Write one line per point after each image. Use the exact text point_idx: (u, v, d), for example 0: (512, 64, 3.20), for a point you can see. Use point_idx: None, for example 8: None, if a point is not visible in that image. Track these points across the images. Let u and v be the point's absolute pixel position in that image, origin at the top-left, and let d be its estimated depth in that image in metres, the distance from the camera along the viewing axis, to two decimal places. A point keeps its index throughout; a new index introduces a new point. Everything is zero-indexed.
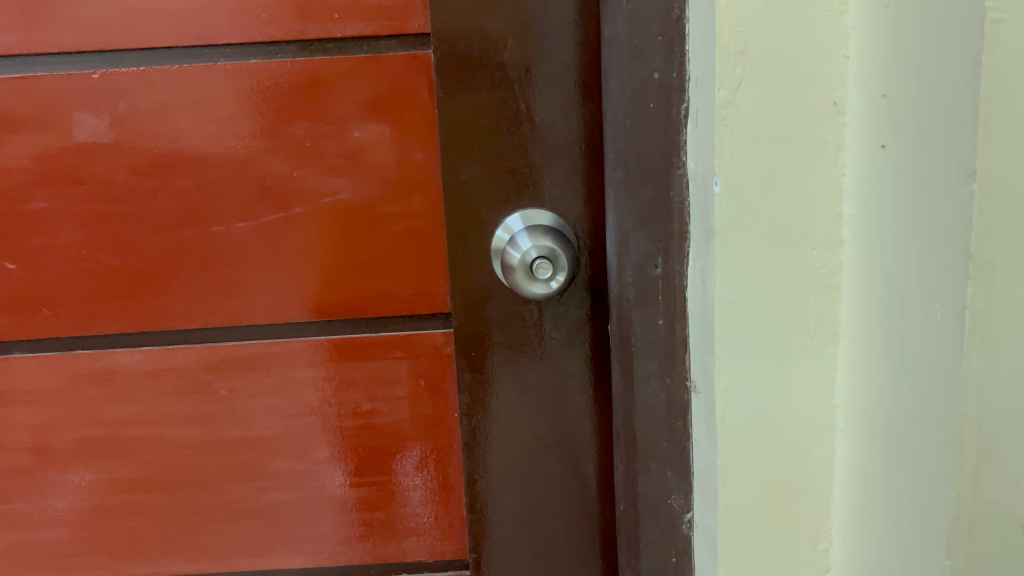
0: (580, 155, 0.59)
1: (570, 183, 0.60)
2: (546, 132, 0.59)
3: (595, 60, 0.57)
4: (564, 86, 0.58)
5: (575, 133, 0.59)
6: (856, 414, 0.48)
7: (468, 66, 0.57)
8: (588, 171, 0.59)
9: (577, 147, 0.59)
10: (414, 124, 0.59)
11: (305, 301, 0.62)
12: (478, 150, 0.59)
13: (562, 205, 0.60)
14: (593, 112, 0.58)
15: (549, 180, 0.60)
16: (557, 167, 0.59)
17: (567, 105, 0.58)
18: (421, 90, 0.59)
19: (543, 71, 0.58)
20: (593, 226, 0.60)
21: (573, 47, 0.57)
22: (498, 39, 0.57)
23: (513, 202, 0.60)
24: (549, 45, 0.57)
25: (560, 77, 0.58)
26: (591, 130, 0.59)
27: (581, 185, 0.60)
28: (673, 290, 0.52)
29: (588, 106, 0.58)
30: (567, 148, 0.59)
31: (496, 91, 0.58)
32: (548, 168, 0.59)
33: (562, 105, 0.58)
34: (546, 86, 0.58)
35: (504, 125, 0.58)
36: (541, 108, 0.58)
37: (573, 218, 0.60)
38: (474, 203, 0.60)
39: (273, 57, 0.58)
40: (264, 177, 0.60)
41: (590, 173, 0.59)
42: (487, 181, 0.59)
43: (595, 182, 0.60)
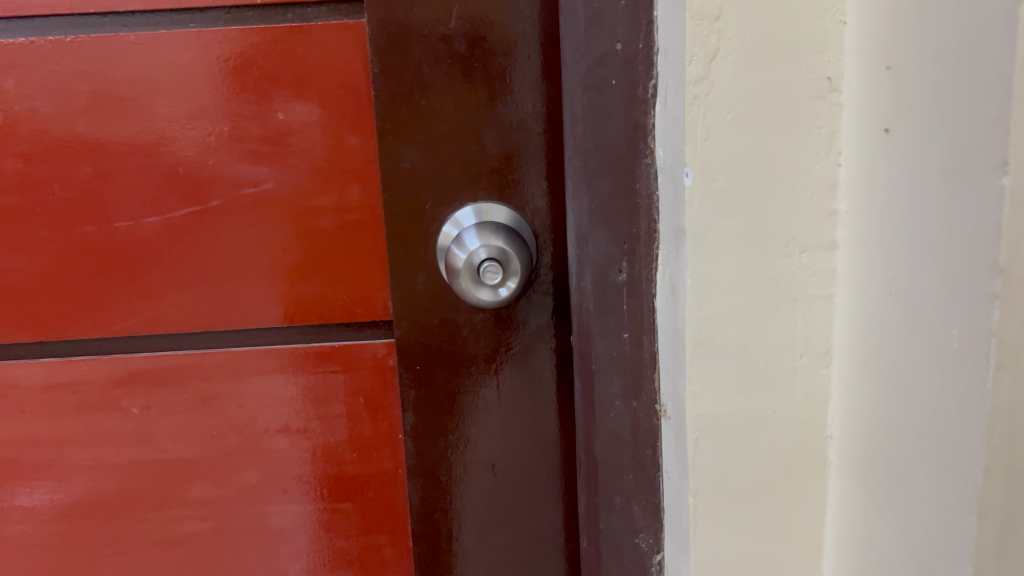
0: (538, 142, 0.52)
1: (526, 173, 0.52)
2: (499, 115, 0.51)
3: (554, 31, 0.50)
4: (518, 62, 0.50)
5: (533, 116, 0.51)
6: (853, 445, 0.40)
7: (407, 37, 0.49)
8: (547, 159, 0.52)
9: (534, 132, 0.52)
10: (347, 105, 0.52)
11: (226, 308, 0.55)
12: (421, 136, 0.51)
13: (517, 199, 0.53)
14: (553, 93, 0.51)
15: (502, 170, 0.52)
16: (512, 155, 0.52)
17: (521, 83, 0.51)
18: (355, 66, 0.51)
19: (494, 44, 0.50)
20: (554, 223, 0.53)
21: (529, 16, 0.49)
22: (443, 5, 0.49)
23: (462, 195, 0.52)
24: (501, 12, 0.49)
25: (513, 50, 0.50)
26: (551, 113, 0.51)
27: (540, 175, 0.52)
28: (640, 300, 0.45)
29: (546, 85, 0.51)
30: (524, 134, 0.52)
31: (441, 67, 0.50)
32: (501, 156, 0.52)
33: (517, 84, 0.51)
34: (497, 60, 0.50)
35: (450, 106, 0.51)
36: (493, 86, 0.51)
37: (531, 213, 0.53)
38: (416, 196, 0.52)
39: (184, 27, 0.50)
40: (175, 165, 0.52)
41: (550, 162, 0.52)
42: (431, 171, 0.52)
43: (555, 173, 0.52)
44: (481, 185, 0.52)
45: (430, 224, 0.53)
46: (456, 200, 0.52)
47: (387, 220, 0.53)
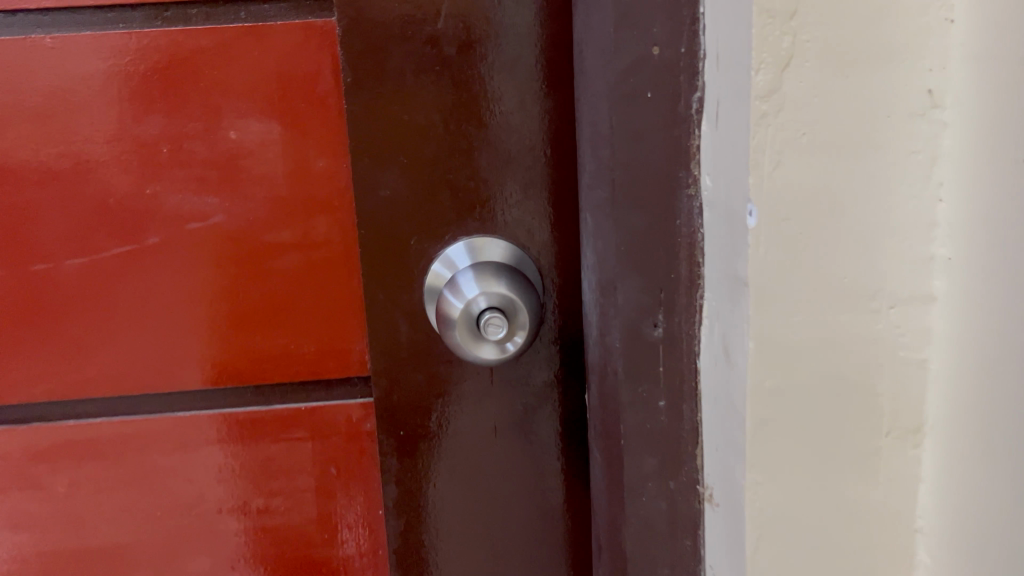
0: (545, 164, 0.43)
1: (528, 201, 0.44)
2: (496, 132, 0.43)
3: (563, 30, 0.41)
4: (520, 68, 0.42)
5: (538, 134, 0.43)
6: (957, 546, 0.33)
7: (385, 40, 0.41)
8: (554, 185, 0.44)
9: (539, 153, 0.43)
10: (313, 122, 0.43)
11: (170, 365, 0.46)
12: (403, 157, 0.43)
13: (519, 231, 0.44)
14: (562, 106, 0.42)
15: (501, 198, 0.44)
16: (513, 180, 0.44)
17: (524, 94, 0.42)
18: (323, 74, 0.42)
19: (491, 48, 0.41)
20: (563, 258, 0.45)
21: (533, 13, 0.41)
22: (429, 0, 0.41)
23: (453, 228, 0.44)
24: (499, 9, 0.41)
25: (514, 55, 0.42)
26: (559, 128, 0.43)
27: (547, 203, 0.44)
28: (679, 360, 0.37)
29: (554, 97, 0.42)
30: (527, 155, 0.43)
31: (427, 76, 0.42)
32: (499, 181, 0.44)
33: (519, 95, 0.42)
34: (494, 67, 0.42)
35: (438, 122, 0.42)
36: (489, 98, 0.42)
37: (536, 248, 0.44)
38: (400, 230, 0.44)
39: (113, 28, 0.41)
40: (103, 196, 0.43)
41: (558, 187, 0.44)
42: (417, 200, 0.43)
43: (564, 199, 0.44)
44: (477, 216, 0.44)
45: (416, 263, 0.44)
46: (447, 234, 0.44)
47: (365, 257, 0.44)
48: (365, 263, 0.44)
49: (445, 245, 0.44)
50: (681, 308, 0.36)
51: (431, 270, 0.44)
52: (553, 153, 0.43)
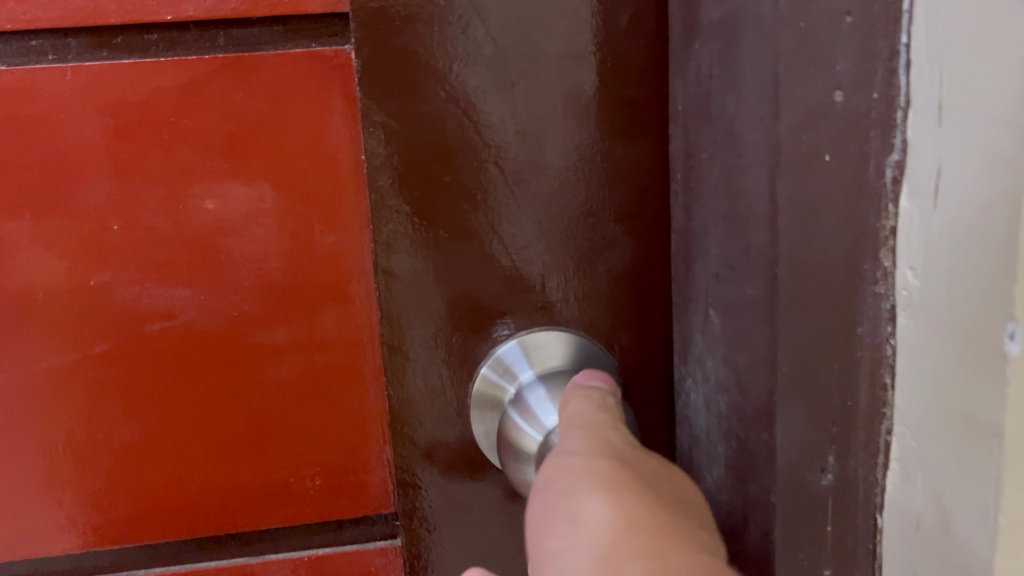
0: (628, 232, 0.33)
1: (606, 283, 0.33)
2: (564, 194, 0.32)
3: (657, 61, 0.31)
4: (599, 111, 0.32)
5: (620, 195, 0.33)
6: None
7: (420, 75, 0.31)
8: (639, 261, 0.33)
9: (620, 220, 0.33)
10: (317, 185, 0.32)
11: (125, 510, 0.34)
12: (442, 229, 0.32)
13: (594, 321, 0.34)
14: (651, 159, 0.32)
15: (571, 280, 0.33)
16: (587, 256, 0.33)
17: (602, 144, 0.32)
18: (332, 122, 0.31)
19: (561, 84, 0.31)
20: (650, 353, 0.34)
21: (616, 40, 0.31)
22: (481, 20, 0.30)
23: (507, 319, 0.33)
24: (573, 34, 0.31)
25: (591, 93, 0.32)
26: (650, 188, 0.33)
27: (630, 283, 0.34)
28: (852, 515, 0.27)
29: (640, 146, 0.32)
30: (605, 222, 0.33)
31: (476, 122, 0.31)
32: (568, 258, 0.33)
33: (597, 146, 0.32)
34: (564, 107, 0.31)
35: (490, 183, 0.32)
36: (557, 150, 0.32)
37: (615, 341, 0.34)
38: (436, 324, 0.33)
39: (38, 61, 0.30)
40: (29, 291, 0.32)
41: (645, 263, 0.33)
42: (460, 285, 0.33)
43: (654, 278, 0.34)
44: (538, 303, 0.33)
45: (459, 366, 0.33)
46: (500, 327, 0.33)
47: (388, 362, 0.33)
48: (389, 368, 0.33)
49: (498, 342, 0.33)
50: (858, 447, 0.26)
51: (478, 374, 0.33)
52: (640, 219, 0.33)
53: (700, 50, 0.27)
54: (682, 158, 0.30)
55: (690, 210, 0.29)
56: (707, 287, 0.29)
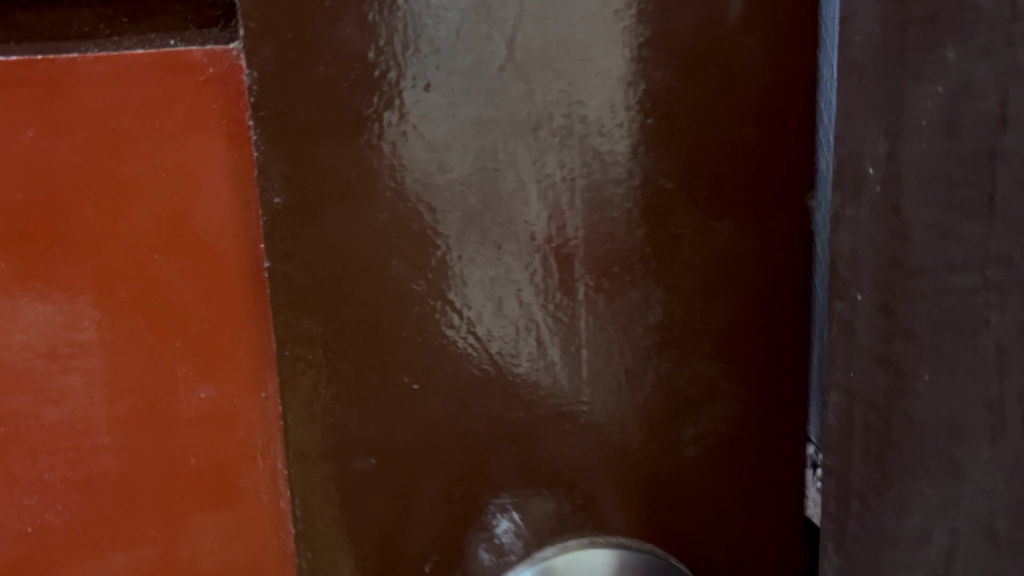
0: (737, 375, 0.19)
1: (697, 462, 0.19)
2: (627, 310, 0.18)
3: (791, 79, 0.18)
4: (691, 169, 0.18)
5: (724, 309, 0.19)
6: None
7: (368, 102, 0.17)
8: (755, 420, 0.19)
9: (725, 353, 0.19)
10: (182, 299, 0.17)
11: None
12: (408, 370, 0.18)
13: (675, 527, 0.19)
14: (780, 248, 0.18)
15: (636, 458, 0.19)
16: (663, 419, 0.19)
17: (696, 222, 0.18)
18: (208, 183, 0.17)
19: (622, 121, 0.17)
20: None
21: (725, 39, 0.17)
22: (480, 0, 0.16)
23: (523, 528, 0.19)
24: (646, 27, 0.17)
25: (678, 132, 0.18)
26: (778, 300, 0.19)
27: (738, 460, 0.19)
28: None
29: (761, 224, 0.18)
30: (695, 361, 0.19)
31: (467, 188, 0.17)
32: (631, 419, 0.19)
33: (687, 225, 0.18)
34: (629, 159, 0.18)
35: (491, 295, 0.18)
36: (616, 233, 0.18)
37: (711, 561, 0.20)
38: (396, 540, 0.19)
39: None
40: None
41: (763, 425, 0.19)
42: (439, 474, 0.19)
43: (778, 451, 0.19)
44: (576, 502, 0.19)
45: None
46: (512, 542, 0.19)
47: None
48: None
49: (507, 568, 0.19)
50: None
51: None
52: (759, 352, 0.19)
53: (884, 32, 0.13)
54: (891, 225, 0.14)
55: (901, 351, 0.14)
56: (954, 537, 0.13)
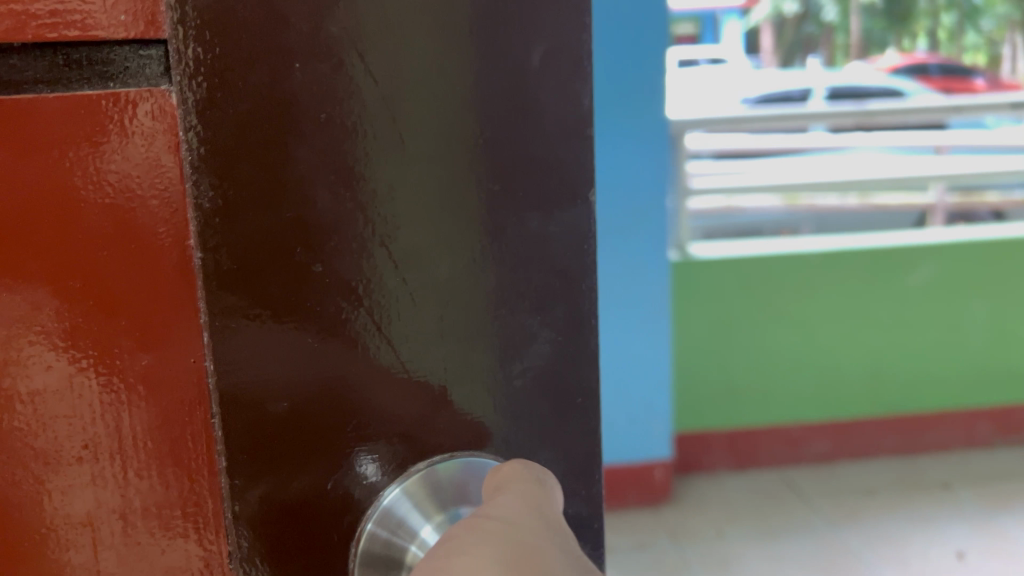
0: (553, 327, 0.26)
1: (518, 390, 0.27)
2: (468, 283, 0.25)
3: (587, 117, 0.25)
4: (518, 179, 0.25)
5: (538, 280, 0.26)
6: None
7: (275, 127, 0.23)
8: (563, 360, 0.27)
9: (540, 311, 0.26)
10: (132, 280, 0.22)
11: None
12: (310, 333, 0.24)
13: (509, 436, 0.27)
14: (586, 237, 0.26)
15: (476, 388, 0.26)
16: (495, 358, 0.26)
17: (519, 218, 0.25)
18: (153, 183, 0.22)
19: (464, 143, 0.24)
20: (574, 477, 0.28)
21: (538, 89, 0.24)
22: (359, 58, 0.23)
23: (399, 447, 0.26)
24: (480, 76, 0.24)
25: (506, 154, 0.24)
26: (584, 275, 0.26)
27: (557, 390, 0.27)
28: None
29: (568, 221, 0.25)
30: (518, 318, 0.26)
31: (349, 192, 0.24)
32: (474, 359, 0.26)
33: (511, 219, 0.25)
34: (472, 171, 0.24)
35: (370, 274, 0.24)
36: (460, 226, 0.25)
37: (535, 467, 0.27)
38: (304, 464, 0.25)
39: None
40: None
41: (574, 363, 0.27)
42: (334, 407, 0.25)
43: (582, 385, 0.27)
44: (440, 423, 0.26)
45: (337, 515, 0.25)
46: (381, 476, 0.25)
47: (245, 512, 0.24)
48: (240, 526, 0.24)
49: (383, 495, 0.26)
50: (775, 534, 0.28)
51: (362, 542, 0.25)
52: (565, 311, 0.26)
53: None
54: None
55: None
56: None
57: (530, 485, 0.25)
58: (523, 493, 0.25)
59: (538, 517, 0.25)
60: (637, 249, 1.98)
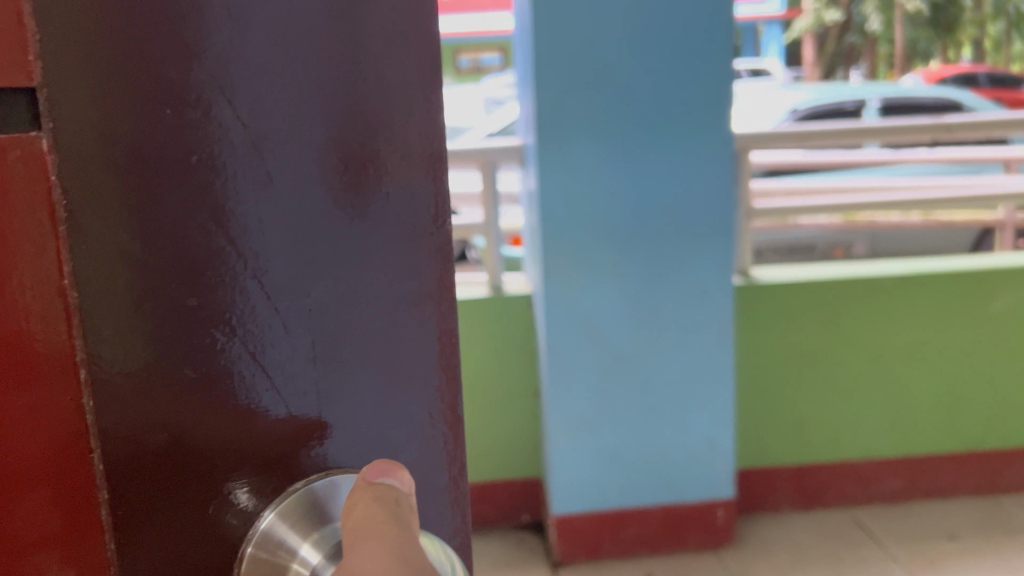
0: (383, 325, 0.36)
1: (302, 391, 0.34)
2: (260, 318, 0.33)
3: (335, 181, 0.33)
4: (290, 234, 0.33)
5: (320, 305, 0.34)
6: None
7: (129, 196, 0.29)
8: (332, 370, 0.35)
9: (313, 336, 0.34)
10: (29, 317, 0.27)
11: None
12: (150, 364, 0.30)
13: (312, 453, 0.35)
14: (366, 275, 0.35)
15: (269, 398, 0.33)
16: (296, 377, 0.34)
17: (299, 265, 0.33)
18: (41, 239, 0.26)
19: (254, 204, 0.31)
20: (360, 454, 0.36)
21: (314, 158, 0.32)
22: (183, 135, 0.29)
23: (264, 465, 0.34)
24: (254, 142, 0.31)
25: (284, 210, 0.32)
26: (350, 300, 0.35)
27: (400, 389, 0.37)
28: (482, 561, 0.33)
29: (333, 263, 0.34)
30: (304, 341, 0.34)
31: (217, 254, 0.31)
32: (269, 375, 0.33)
33: (287, 264, 0.33)
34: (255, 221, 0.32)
35: (183, 306, 0.30)
36: (257, 275, 0.32)
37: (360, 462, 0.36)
38: (169, 475, 0.31)
39: None
40: None
41: (342, 372, 0.35)
42: (212, 432, 0.32)
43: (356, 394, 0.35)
44: (294, 429, 0.34)
45: (192, 516, 0.32)
46: (254, 501, 0.33)
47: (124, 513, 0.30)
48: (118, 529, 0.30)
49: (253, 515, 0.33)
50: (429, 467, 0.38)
51: (247, 560, 0.32)
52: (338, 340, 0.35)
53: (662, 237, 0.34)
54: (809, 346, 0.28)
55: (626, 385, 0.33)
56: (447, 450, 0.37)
57: (373, 509, 0.31)
58: (370, 517, 0.30)
59: (400, 538, 0.29)
60: (702, 273, 1.96)
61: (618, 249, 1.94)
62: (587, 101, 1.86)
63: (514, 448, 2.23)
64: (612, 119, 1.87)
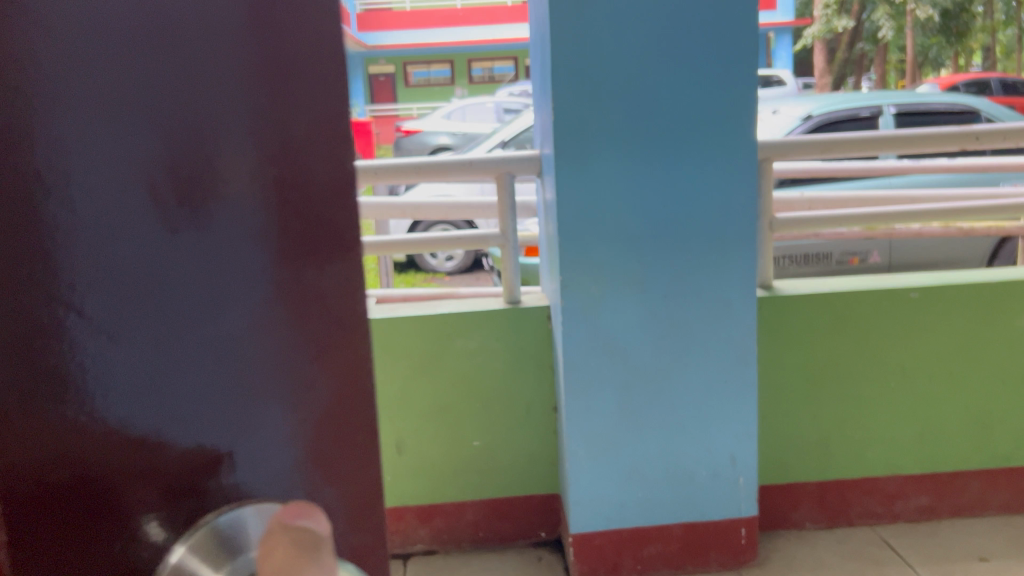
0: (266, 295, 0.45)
1: (159, 417, 0.42)
2: (98, 354, 0.40)
3: (175, 235, 0.42)
4: (112, 256, 0.40)
5: (158, 340, 0.42)
6: None
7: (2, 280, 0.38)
8: (178, 398, 0.43)
9: (150, 358, 0.42)
10: None
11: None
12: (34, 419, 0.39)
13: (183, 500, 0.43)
14: (188, 294, 0.43)
15: (132, 431, 0.42)
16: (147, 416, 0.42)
17: (126, 294, 0.41)
18: None
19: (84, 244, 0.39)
20: (212, 450, 0.44)
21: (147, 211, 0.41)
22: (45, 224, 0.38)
23: (156, 500, 0.42)
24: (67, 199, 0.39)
25: (115, 250, 0.40)
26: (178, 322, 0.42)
27: (260, 403, 0.46)
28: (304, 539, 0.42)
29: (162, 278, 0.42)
30: (135, 376, 0.41)
31: (60, 291, 0.39)
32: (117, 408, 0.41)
33: (116, 301, 0.40)
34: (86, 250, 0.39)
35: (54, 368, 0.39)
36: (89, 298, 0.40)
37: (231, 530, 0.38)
38: (53, 504, 0.40)
39: None
40: None
41: (179, 395, 0.43)
42: (131, 457, 0.42)
43: (194, 425, 0.44)
44: (200, 457, 0.44)
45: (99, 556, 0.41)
46: (159, 536, 0.42)
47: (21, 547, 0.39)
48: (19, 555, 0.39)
49: (161, 546, 0.42)
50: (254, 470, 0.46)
51: None
52: (175, 367, 0.42)
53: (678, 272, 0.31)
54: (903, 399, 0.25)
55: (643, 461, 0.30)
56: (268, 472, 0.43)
57: (289, 551, 0.38)
58: (285, 557, 0.38)
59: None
60: (727, 285, 1.92)
61: (639, 261, 1.89)
62: (605, 110, 1.82)
63: (530, 464, 2.18)
64: (631, 128, 1.83)
